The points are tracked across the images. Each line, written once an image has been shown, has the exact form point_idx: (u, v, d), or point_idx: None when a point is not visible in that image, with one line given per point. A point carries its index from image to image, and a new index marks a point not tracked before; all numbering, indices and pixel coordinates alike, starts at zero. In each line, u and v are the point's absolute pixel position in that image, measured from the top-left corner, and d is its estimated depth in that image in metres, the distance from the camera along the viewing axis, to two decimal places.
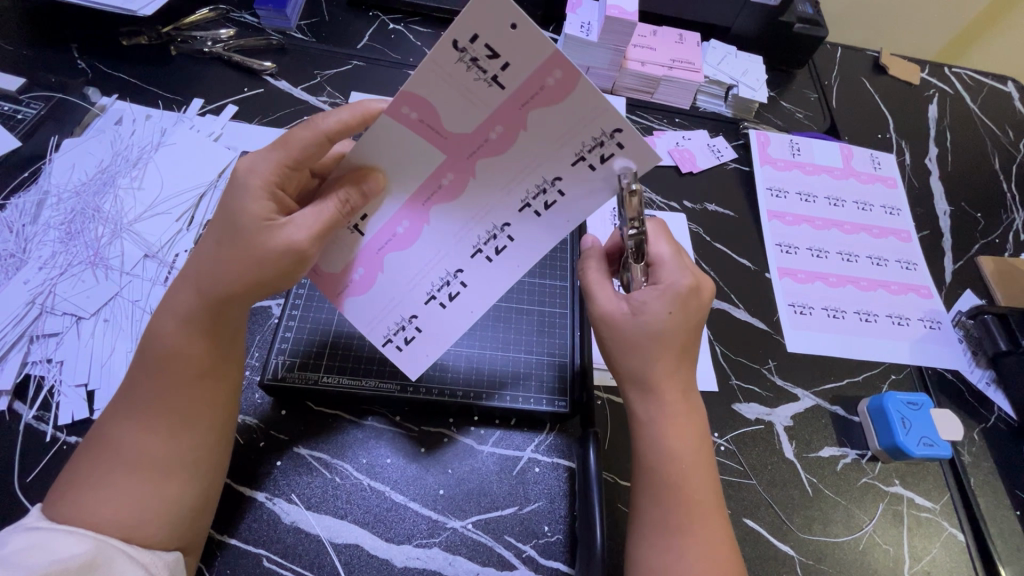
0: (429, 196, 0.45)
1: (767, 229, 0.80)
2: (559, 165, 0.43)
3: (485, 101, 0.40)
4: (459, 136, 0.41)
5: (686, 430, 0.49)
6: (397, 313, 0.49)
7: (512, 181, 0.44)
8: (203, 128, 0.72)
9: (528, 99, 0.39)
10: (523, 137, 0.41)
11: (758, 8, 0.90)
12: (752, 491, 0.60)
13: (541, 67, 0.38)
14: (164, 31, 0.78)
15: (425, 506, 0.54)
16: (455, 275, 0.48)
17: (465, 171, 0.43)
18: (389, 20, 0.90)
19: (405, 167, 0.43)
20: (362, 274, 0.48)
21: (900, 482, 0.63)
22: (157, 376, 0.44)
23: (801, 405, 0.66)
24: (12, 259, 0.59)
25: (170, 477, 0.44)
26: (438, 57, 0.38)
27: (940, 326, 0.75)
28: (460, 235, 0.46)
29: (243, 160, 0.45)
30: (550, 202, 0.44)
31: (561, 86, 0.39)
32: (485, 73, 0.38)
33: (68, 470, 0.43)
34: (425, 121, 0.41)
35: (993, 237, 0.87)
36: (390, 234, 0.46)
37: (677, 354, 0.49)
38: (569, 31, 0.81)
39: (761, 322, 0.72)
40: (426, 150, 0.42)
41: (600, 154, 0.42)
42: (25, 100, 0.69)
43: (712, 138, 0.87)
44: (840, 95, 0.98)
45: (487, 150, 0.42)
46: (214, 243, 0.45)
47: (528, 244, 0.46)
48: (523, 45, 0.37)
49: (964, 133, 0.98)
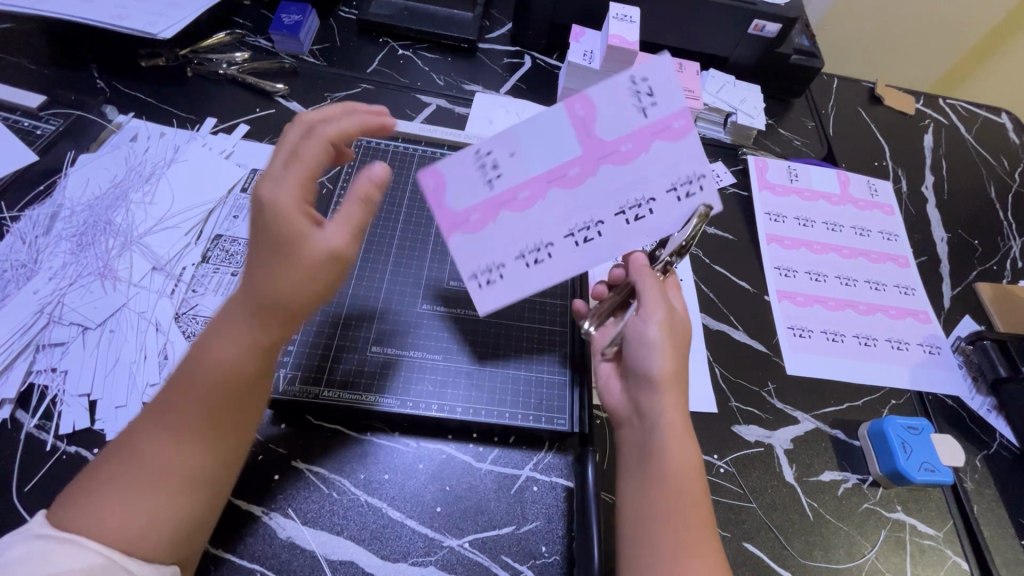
0: (552, 177, 0.48)
1: (766, 252, 0.81)
2: (658, 188, 0.50)
3: (629, 120, 0.48)
4: (600, 140, 0.48)
5: (687, 443, 0.50)
6: (491, 258, 0.50)
7: (621, 187, 0.49)
8: (214, 146, 0.74)
9: (655, 133, 0.49)
10: (645, 157, 0.49)
11: (756, 39, 0.92)
12: (752, 514, 0.59)
13: (671, 112, 0.48)
14: (180, 54, 0.82)
15: (422, 524, 0.54)
16: (546, 247, 0.50)
17: (591, 168, 0.49)
18: (399, 46, 0.93)
19: (545, 145, 0.48)
20: (476, 218, 0.49)
21: (903, 509, 0.62)
22: (189, 392, 0.43)
23: (801, 428, 0.66)
24: (24, 269, 0.60)
25: (184, 491, 0.43)
26: (612, 82, 0.48)
27: (939, 351, 0.76)
28: (564, 218, 0.50)
29: (264, 182, 0.46)
30: (642, 215, 0.50)
31: (682, 130, 0.49)
32: (641, 103, 0.48)
33: (78, 477, 0.42)
34: (583, 120, 0.48)
35: (991, 264, 0.88)
36: (512, 197, 0.49)
37: (677, 350, 0.53)
38: (572, 59, 0.83)
39: (760, 344, 0.72)
40: (568, 140, 0.48)
41: (687, 190, 0.50)
42: (44, 116, 0.71)
43: (711, 163, 0.89)
44: (836, 124, 1.01)
45: (614, 158, 0.48)
46: (256, 261, 0.44)
47: (616, 243, 0.50)
48: (671, 91, 0.48)
49: (959, 162, 1.00)
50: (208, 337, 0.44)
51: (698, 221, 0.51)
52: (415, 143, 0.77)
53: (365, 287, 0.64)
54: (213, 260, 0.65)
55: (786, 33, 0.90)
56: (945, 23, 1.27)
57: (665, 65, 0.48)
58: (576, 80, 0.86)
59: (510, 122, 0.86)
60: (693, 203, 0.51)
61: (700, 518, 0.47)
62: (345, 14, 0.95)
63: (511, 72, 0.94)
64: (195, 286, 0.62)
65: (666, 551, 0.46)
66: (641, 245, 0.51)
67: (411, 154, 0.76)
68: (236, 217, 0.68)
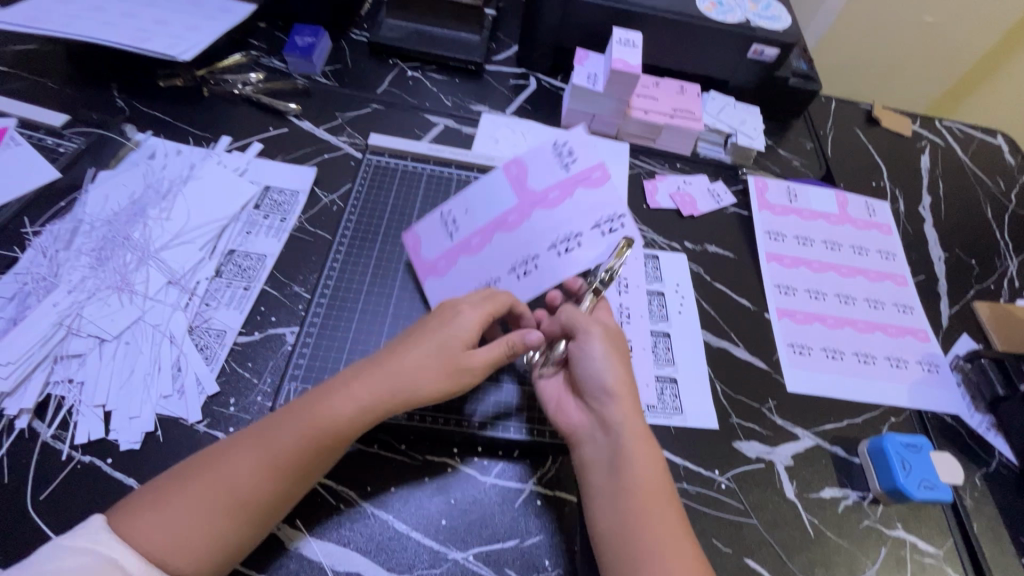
0: (498, 225, 0.68)
1: (766, 270, 0.82)
2: (583, 225, 0.65)
3: (555, 174, 0.68)
4: (530, 191, 0.68)
5: (648, 446, 0.54)
6: (451, 289, 0.66)
7: (551, 229, 0.66)
8: (229, 163, 0.76)
9: (577, 183, 0.67)
10: (567, 201, 0.67)
11: (756, 63, 0.95)
12: (753, 530, 0.60)
13: (590, 167, 0.68)
14: (198, 75, 0.85)
15: (427, 537, 0.54)
16: (493, 281, 0.66)
17: (524, 213, 0.68)
18: (408, 67, 0.96)
19: (491, 203, 0.69)
20: (443, 261, 0.68)
21: (903, 526, 0.63)
22: (281, 432, 0.50)
23: (801, 445, 0.67)
24: (43, 282, 0.62)
25: (243, 520, 0.47)
26: (541, 152, 0.69)
27: (938, 370, 0.76)
28: (507, 257, 0.67)
29: (457, 310, 0.57)
30: (571, 247, 0.65)
31: (601, 178, 0.67)
32: (563, 164, 0.68)
33: (165, 478, 0.48)
34: (517, 179, 0.69)
35: (989, 283, 0.89)
36: (467, 244, 0.68)
37: (623, 361, 0.59)
38: (576, 82, 0.86)
39: (761, 361, 0.73)
40: (508, 196, 0.69)
41: (608, 228, 0.65)
42: (67, 135, 0.74)
43: (712, 183, 0.91)
44: (834, 145, 1.03)
45: (542, 205, 0.67)
46: (421, 363, 0.53)
47: (549, 271, 0.65)
48: (592, 154, 0.69)
49: (956, 183, 1.02)
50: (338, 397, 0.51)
51: (622, 250, 0.63)
52: (423, 162, 0.79)
53: (374, 304, 0.66)
54: (227, 275, 0.66)
55: (784, 58, 0.93)
56: (940, 46, 1.30)
57: (581, 137, 0.69)
58: (581, 102, 0.89)
59: (515, 143, 0.89)
60: (614, 237, 0.64)
61: (673, 519, 0.51)
62: (357, 36, 0.98)
63: (516, 93, 0.97)
64: (208, 300, 0.64)
65: (652, 554, 0.48)
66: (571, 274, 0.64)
67: (420, 172, 0.78)
68: (249, 233, 0.70)
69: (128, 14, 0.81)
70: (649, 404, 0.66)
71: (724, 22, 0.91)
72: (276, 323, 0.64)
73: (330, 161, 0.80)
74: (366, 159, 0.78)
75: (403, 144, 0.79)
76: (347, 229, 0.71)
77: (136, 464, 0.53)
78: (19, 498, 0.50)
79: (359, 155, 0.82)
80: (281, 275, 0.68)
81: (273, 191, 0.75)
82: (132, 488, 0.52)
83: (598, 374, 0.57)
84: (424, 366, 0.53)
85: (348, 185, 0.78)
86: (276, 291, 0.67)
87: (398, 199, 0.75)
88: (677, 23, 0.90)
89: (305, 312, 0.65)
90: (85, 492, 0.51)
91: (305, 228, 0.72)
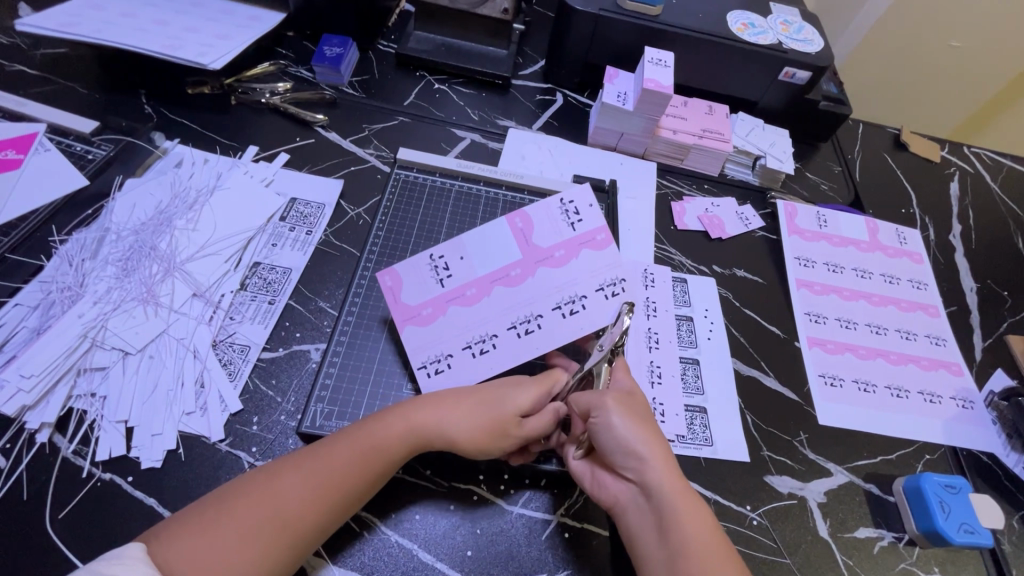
0: (496, 278, 0.63)
1: (796, 297, 0.80)
2: (587, 287, 0.63)
3: (559, 232, 0.65)
4: (536, 247, 0.64)
5: (693, 501, 0.50)
6: (440, 348, 0.60)
7: (554, 289, 0.63)
8: (256, 174, 0.75)
9: (583, 244, 0.64)
10: (574, 261, 0.64)
11: (787, 85, 0.93)
12: (786, 570, 0.58)
13: (596, 229, 0.65)
14: (226, 82, 0.84)
15: (452, 568, 0.53)
16: (491, 338, 0.61)
17: (528, 269, 0.63)
18: (435, 80, 0.96)
19: (492, 254, 0.64)
20: (428, 311, 0.61)
21: (940, 570, 0.61)
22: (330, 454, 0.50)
23: (834, 481, 0.65)
24: (69, 292, 0.61)
25: (281, 546, 0.46)
26: (547, 206, 0.65)
27: (973, 406, 0.74)
28: (506, 314, 0.62)
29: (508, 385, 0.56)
30: (576, 309, 0.61)
31: (604, 240, 0.65)
32: (570, 220, 0.65)
33: (202, 502, 0.47)
34: (521, 233, 0.64)
35: (1022, 316, 0.87)
36: (461, 293, 0.62)
37: (643, 420, 0.54)
38: (606, 100, 0.85)
39: (792, 393, 0.72)
40: (512, 249, 0.64)
41: (612, 291, 0.63)
42: (96, 142, 0.73)
43: (741, 206, 0.90)
44: (863, 170, 1.01)
45: (549, 262, 0.63)
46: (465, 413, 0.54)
47: (554, 333, 0.61)
48: (594, 217, 0.66)
49: (986, 211, 1.00)
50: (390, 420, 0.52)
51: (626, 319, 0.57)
52: (451, 178, 0.78)
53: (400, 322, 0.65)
54: (251, 288, 0.65)
55: (815, 81, 0.92)
56: (968, 70, 1.28)
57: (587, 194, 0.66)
58: (609, 120, 0.88)
59: (542, 160, 0.88)
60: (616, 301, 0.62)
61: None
62: (384, 47, 0.97)
63: (543, 109, 0.96)
64: (232, 314, 0.63)
65: None
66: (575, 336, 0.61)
67: (448, 188, 0.77)
68: (274, 246, 0.69)
69: (159, 21, 0.81)
70: (678, 434, 0.65)
71: (757, 44, 0.89)
72: (301, 340, 0.63)
73: (357, 173, 0.79)
74: (394, 174, 0.77)
75: (432, 159, 0.78)
76: (374, 244, 0.70)
77: (157, 483, 0.52)
78: (37, 516, 0.49)
79: (386, 169, 0.81)
80: (306, 290, 0.67)
81: (299, 203, 0.74)
82: (153, 508, 0.51)
83: (622, 440, 0.52)
84: (468, 414, 0.54)
85: (375, 199, 0.77)
86: (301, 306, 0.65)
87: (426, 215, 0.74)
88: (708, 43, 0.89)
89: (332, 329, 0.63)
90: (105, 512, 0.50)
91: (331, 243, 0.71)
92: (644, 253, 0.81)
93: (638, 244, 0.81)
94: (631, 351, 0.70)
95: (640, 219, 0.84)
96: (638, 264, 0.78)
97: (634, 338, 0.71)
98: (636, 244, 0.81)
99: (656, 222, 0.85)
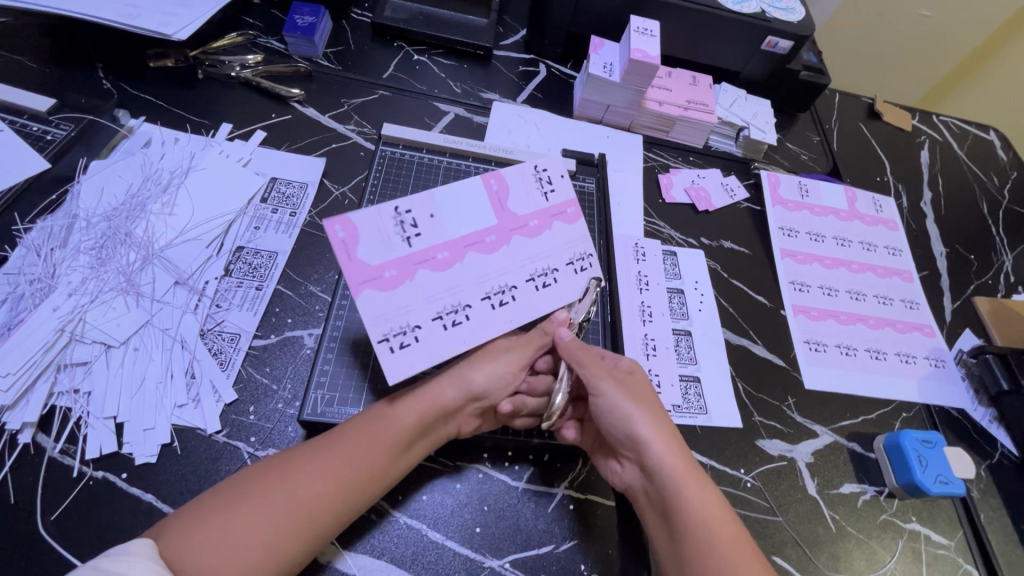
0: (469, 243, 0.57)
1: (780, 267, 0.82)
2: (557, 259, 0.60)
3: (537, 202, 0.61)
4: (512, 214, 0.59)
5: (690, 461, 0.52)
6: (405, 318, 0.53)
7: (528, 261, 0.59)
8: (232, 153, 0.72)
9: (554, 216, 0.61)
10: (546, 233, 0.60)
11: (769, 55, 0.93)
12: (779, 528, 0.61)
13: (565, 202, 0.62)
14: (190, 55, 0.79)
15: (462, 545, 0.53)
16: (464, 309, 0.55)
17: (504, 236, 0.58)
18: (414, 51, 0.92)
19: (461, 215, 0.57)
20: (392, 274, 0.53)
21: (917, 519, 0.65)
22: (354, 438, 0.50)
23: (820, 441, 0.68)
24: (41, 284, 0.57)
25: (300, 525, 0.45)
26: (523, 171, 0.61)
27: (944, 364, 0.79)
28: (481, 282, 0.56)
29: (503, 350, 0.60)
30: (548, 283, 0.59)
31: (573, 215, 0.62)
32: (542, 189, 0.61)
33: (211, 493, 0.45)
34: (497, 197, 0.59)
35: (987, 279, 0.91)
36: (431, 256, 0.55)
37: (649, 400, 0.55)
38: (592, 71, 0.83)
39: (780, 358, 0.74)
40: (487, 212, 0.58)
41: (580, 265, 0.61)
42: (55, 121, 0.68)
43: (725, 177, 0.90)
44: (840, 139, 1.03)
45: (523, 231, 0.59)
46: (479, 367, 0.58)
47: (528, 306, 0.58)
48: (564, 187, 0.62)
49: (953, 178, 1.04)
50: (406, 399, 0.54)
51: (594, 291, 0.62)
52: (439, 154, 0.76)
53: None
54: (236, 273, 0.63)
55: (797, 51, 0.92)
56: (935, 39, 1.31)
57: (560, 165, 0.63)
58: (595, 91, 0.86)
59: (528, 135, 0.86)
60: (587, 277, 0.61)
61: (735, 530, 0.48)
62: (358, 16, 0.93)
63: (527, 81, 0.94)
64: (219, 301, 0.60)
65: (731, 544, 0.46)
66: (552, 308, 0.59)
67: (437, 165, 0.75)
68: (257, 228, 0.66)
69: None
70: (674, 404, 0.66)
71: (740, 12, 0.88)
72: (294, 325, 0.61)
73: (339, 151, 0.76)
74: (379, 151, 0.74)
75: (419, 135, 0.75)
76: None
77: (153, 478, 0.50)
78: (26, 520, 0.47)
79: (369, 145, 0.78)
80: (294, 274, 0.64)
81: (280, 182, 0.71)
82: (152, 504, 0.49)
83: (626, 414, 0.53)
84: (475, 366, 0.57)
85: (360, 178, 0.74)
86: (290, 291, 0.63)
87: (414, 193, 0.71)
88: (693, 13, 0.88)
89: (327, 313, 0.61)
90: (101, 512, 0.48)
91: (316, 224, 0.69)
92: (634, 227, 0.81)
93: (628, 219, 0.81)
94: (629, 325, 0.71)
95: (629, 193, 0.84)
96: (629, 238, 0.79)
97: (630, 314, 0.72)
98: (627, 218, 0.81)
99: (644, 196, 0.85)
